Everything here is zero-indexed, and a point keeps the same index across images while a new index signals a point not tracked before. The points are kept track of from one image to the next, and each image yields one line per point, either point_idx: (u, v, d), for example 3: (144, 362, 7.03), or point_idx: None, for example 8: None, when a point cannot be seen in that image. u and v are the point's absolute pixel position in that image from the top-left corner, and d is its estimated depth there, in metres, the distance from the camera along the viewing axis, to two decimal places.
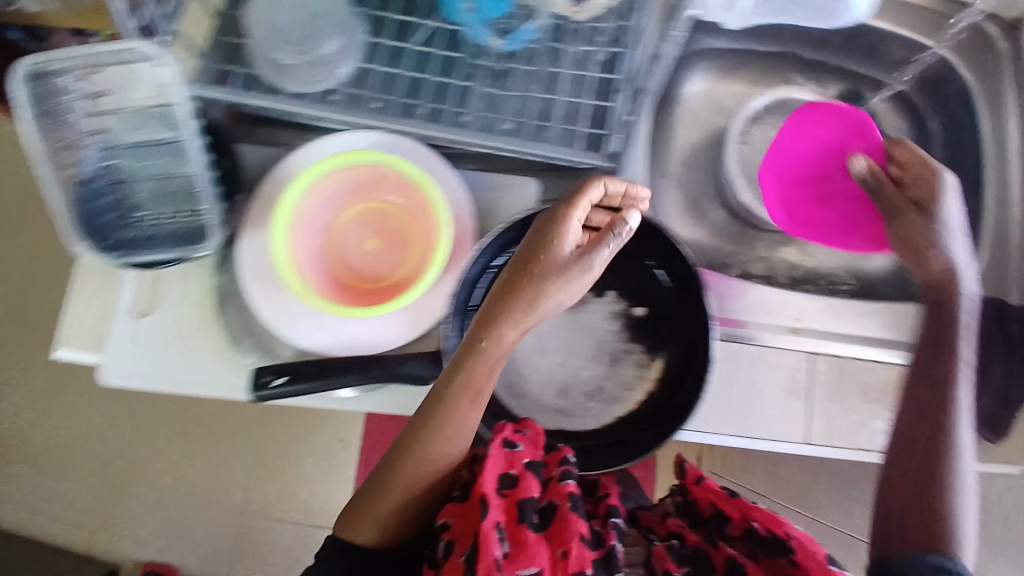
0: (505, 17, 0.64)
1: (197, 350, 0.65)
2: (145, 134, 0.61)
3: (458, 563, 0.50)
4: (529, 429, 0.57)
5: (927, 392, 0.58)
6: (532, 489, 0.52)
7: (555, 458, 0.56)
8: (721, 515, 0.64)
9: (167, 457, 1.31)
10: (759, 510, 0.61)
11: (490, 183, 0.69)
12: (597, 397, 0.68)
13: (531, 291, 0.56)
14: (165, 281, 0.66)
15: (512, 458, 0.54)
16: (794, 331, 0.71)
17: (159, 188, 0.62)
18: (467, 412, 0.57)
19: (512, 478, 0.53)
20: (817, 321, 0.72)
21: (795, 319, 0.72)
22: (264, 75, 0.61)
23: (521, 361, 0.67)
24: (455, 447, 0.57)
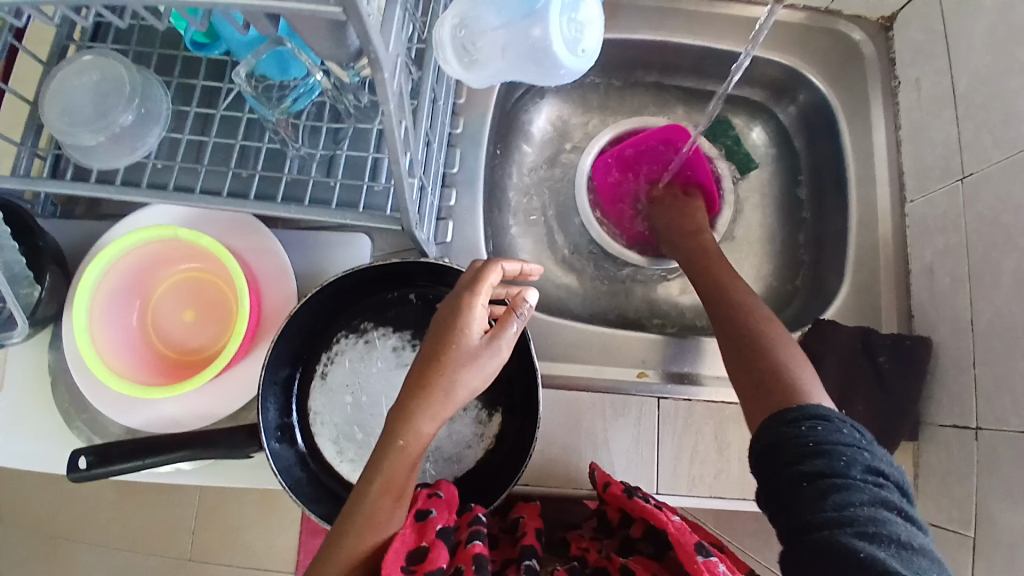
0: (273, 86, 0.63)
1: (38, 430, 0.65)
2: None
3: None
4: (442, 492, 0.54)
5: (746, 366, 0.57)
6: (440, 560, 0.47)
7: (464, 521, 0.55)
8: (627, 519, 0.60)
9: (105, 509, 1.29)
10: (653, 511, 0.54)
11: (322, 244, 0.69)
12: (432, 458, 0.63)
13: (434, 388, 0.52)
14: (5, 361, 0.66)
15: (422, 531, 0.50)
16: (638, 375, 0.70)
17: None
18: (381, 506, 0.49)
19: (420, 553, 0.48)
20: (666, 364, 0.70)
21: (641, 362, 0.71)
22: (71, 153, 0.63)
23: (353, 425, 0.65)
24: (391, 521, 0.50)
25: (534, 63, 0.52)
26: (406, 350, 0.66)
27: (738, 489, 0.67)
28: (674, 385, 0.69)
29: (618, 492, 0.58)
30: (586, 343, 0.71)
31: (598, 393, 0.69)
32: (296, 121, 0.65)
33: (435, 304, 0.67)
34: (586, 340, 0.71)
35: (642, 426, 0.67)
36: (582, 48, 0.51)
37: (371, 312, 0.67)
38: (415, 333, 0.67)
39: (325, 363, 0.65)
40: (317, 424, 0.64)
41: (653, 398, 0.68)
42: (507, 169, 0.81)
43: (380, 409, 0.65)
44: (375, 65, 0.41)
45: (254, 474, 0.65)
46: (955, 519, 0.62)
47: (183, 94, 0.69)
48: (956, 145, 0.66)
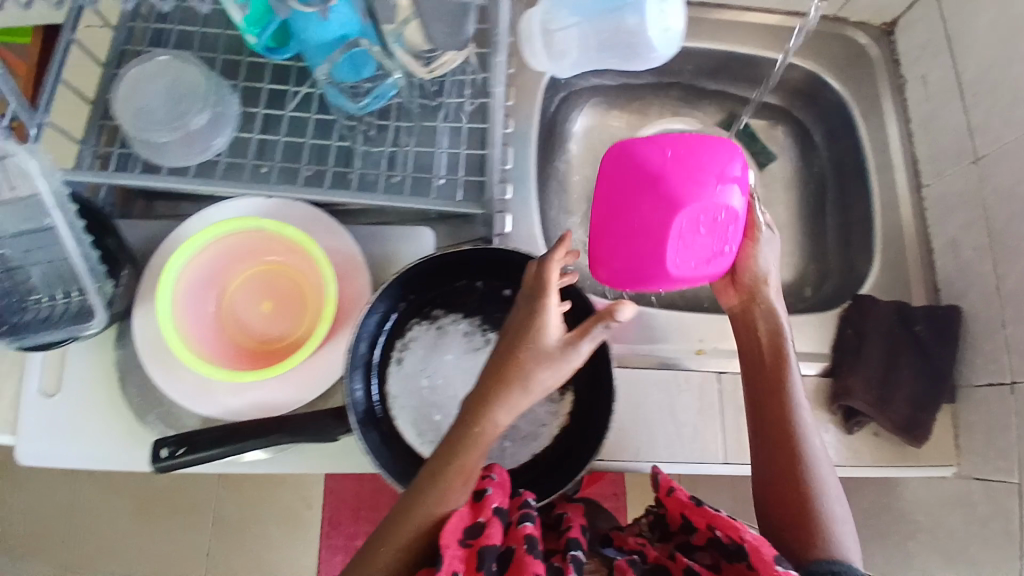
0: (354, 85, 0.65)
1: (111, 427, 0.64)
2: (20, 223, 0.60)
3: None
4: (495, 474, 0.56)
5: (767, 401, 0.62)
6: (495, 537, 0.50)
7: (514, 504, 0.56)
8: (689, 525, 0.61)
9: (123, 536, 1.26)
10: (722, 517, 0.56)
11: (384, 238, 0.70)
12: (511, 436, 0.65)
13: (512, 388, 0.52)
14: (71, 359, 0.66)
15: (480, 510, 0.52)
16: (697, 353, 0.73)
17: (51, 270, 0.62)
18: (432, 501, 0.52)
19: (476, 527, 0.51)
20: (723, 341, 0.73)
21: (699, 341, 0.73)
22: (145, 154, 0.64)
23: (430, 408, 0.66)
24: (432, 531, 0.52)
25: (622, 53, 0.57)
26: (477, 335, 0.68)
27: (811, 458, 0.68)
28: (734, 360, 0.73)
29: (681, 496, 0.60)
30: (646, 326, 0.74)
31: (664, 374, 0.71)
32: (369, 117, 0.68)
33: (501, 289, 0.69)
34: (646, 323, 0.74)
35: (704, 402, 0.71)
36: (668, 28, 0.56)
37: (441, 298, 0.69)
38: (484, 318, 0.68)
39: (400, 350, 0.67)
40: (394, 409, 0.65)
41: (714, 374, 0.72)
42: (551, 168, 0.85)
43: (455, 391, 0.66)
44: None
45: (325, 461, 0.64)
46: (1001, 468, 0.67)
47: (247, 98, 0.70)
48: (967, 131, 0.73)
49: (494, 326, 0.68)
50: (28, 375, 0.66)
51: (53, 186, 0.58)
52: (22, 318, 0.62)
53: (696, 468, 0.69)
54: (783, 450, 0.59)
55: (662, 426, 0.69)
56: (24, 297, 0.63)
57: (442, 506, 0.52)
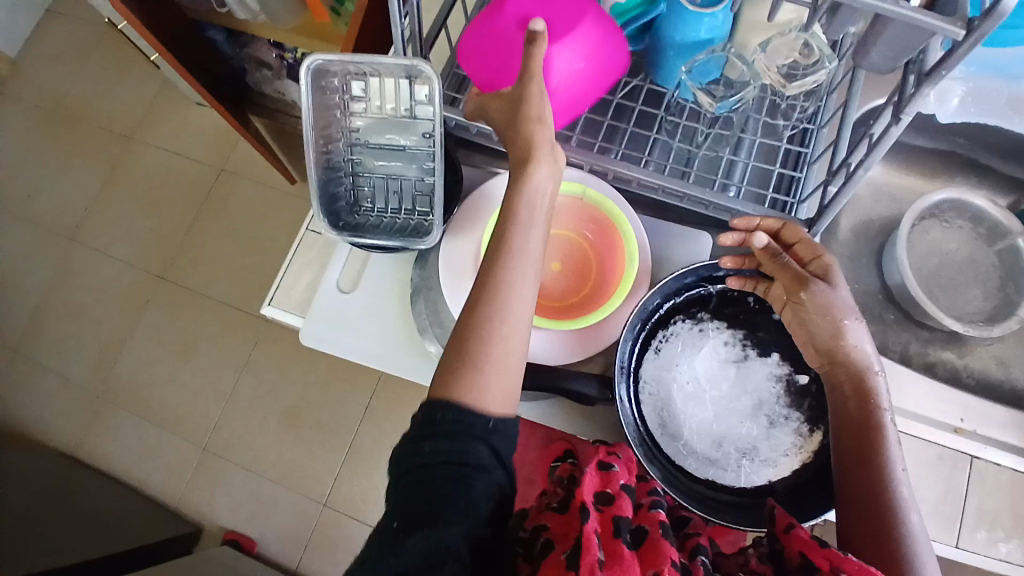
0: (713, 83, 0.67)
1: (389, 334, 0.71)
2: (387, 138, 0.68)
3: (558, 558, 0.48)
4: (621, 454, 0.60)
5: (856, 432, 0.56)
6: (626, 509, 0.51)
7: (643, 490, 0.58)
8: (808, 566, 0.50)
9: (266, 435, 1.36)
10: (849, 560, 0.48)
11: (668, 236, 0.74)
12: (750, 456, 0.67)
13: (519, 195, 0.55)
14: (370, 266, 0.73)
15: (607, 479, 0.54)
16: (955, 431, 0.71)
17: (387, 185, 0.70)
18: (506, 331, 0.51)
19: (609, 495, 0.52)
20: (983, 426, 0.71)
21: (959, 419, 0.71)
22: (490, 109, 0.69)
23: (677, 403, 0.69)
24: (500, 354, 0.51)
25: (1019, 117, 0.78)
26: (736, 348, 0.70)
27: (1008, 554, 0.72)
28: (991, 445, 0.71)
29: (806, 533, 0.52)
30: (915, 391, 0.71)
31: (912, 437, 0.70)
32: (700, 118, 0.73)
33: (771, 312, 0.71)
34: (917, 388, 0.72)
35: (950, 480, 0.70)
36: None
37: (711, 304, 0.71)
38: (747, 334, 0.71)
39: (660, 340, 0.70)
40: (645, 393, 0.69)
41: (966, 457, 0.71)
42: None
43: (706, 397, 0.69)
44: (923, 82, 0.44)
45: (574, 420, 0.71)
46: None
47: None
48: None
49: (755, 346, 0.70)
50: (329, 269, 0.74)
51: (429, 116, 0.66)
52: (356, 220, 0.70)
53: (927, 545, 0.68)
54: (868, 494, 0.54)
55: None
56: (356, 205, 0.71)
57: (513, 267, 0.53)
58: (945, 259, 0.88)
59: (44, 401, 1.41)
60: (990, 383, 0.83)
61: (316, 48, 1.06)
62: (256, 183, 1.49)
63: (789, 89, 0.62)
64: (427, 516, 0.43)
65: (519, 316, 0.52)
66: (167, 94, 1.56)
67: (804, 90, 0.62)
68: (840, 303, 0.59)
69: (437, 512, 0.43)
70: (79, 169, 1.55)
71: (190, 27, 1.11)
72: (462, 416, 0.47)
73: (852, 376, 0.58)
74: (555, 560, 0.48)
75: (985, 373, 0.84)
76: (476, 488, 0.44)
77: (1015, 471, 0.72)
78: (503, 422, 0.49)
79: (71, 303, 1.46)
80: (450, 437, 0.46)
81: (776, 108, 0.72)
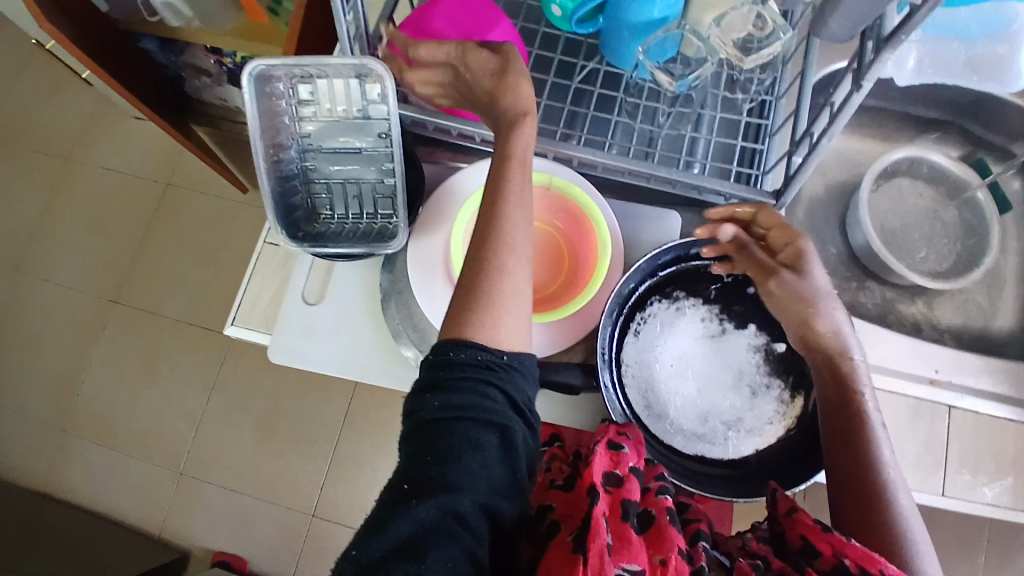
0: (670, 61, 0.68)
1: (362, 341, 0.69)
2: (340, 141, 0.66)
3: (566, 539, 0.47)
4: (631, 434, 0.58)
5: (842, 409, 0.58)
6: (635, 492, 0.51)
7: (650, 473, 0.56)
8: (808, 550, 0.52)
9: (245, 451, 1.32)
10: (852, 544, 0.48)
11: (638, 217, 0.74)
12: (736, 428, 0.67)
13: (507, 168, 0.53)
14: (336, 273, 0.71)
15: (616, 462, 0.53)
16: (931, 383, 0.74)
17: (345, 190, 0.67)
18: (504, 294, 0.49)
19: (617, 478, 0.52)
20: (955, 375, 0.74)
21: (933, 371, 0.74)
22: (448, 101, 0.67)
23: (660, 382, 0.69)
24: (506, 307, 0.49)
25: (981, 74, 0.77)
26: (713, 323, 0.71)
27: (993, 497, 0.73)
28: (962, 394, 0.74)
29: (810, 517, 0.53)
30: (887, 347, 0.75)
31: (890, 391, 0.72)
32: (662, 98, 0.73)
33: (744, 285, 0.71)
34: (888, 344, 0.75)
35: (928, 431, 0.72)
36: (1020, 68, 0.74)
37: (685, 282, 0.71)
38: (723, 308, 0.71)
39: (638, 321, 0.70)
40: (627, 376, 0.68)
41: (943, 406, 0.73)
42: None
43: (688, 376, 0.69)
44: (882, 47, 0.44)
45: (561, 409, 0.70)
46: None
47: (542, 66, 0.76)
48: None
49: (731, 320, 0.71)
50: (293, 280, 0.71)
51: (383, 115, 0.63)
52: (316, 229, 0.67)
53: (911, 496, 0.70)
54: (856, 469, 0.55)
55: None
56: (314, 212, 0.68)
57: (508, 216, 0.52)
58: (904, 214, 0.90)
59: (5, 440, 1.35)
60: (955, 330, 0.86)
61: (256, 50, 1.02)
62: (207, 194, 1.43)
63: (746, 63, 0.63)
64: (439, 477, 0.41)
65: (519, 271, 0.51)
66: (102, 108, 1.48)
67: (761, 63, 0.63)
68: (810, 285, 0.61)
69: (448, 468, 0.41)
70: (15, 193, 1.47)
71: (119, 36, 1.05)
72: (475, 353, 0.46)
73: (827, 354, 0.60)
74: (563, 540, 0.47)
75: (950, 322, 0.86)
76: (487, 444, 0.43)
77: (987, 414, 0.74)
78: (519, 359, 0.48)
79: (22, 335, 1.39)
80: (460, 389, 0.44)
81: (732, 82, 0.72)
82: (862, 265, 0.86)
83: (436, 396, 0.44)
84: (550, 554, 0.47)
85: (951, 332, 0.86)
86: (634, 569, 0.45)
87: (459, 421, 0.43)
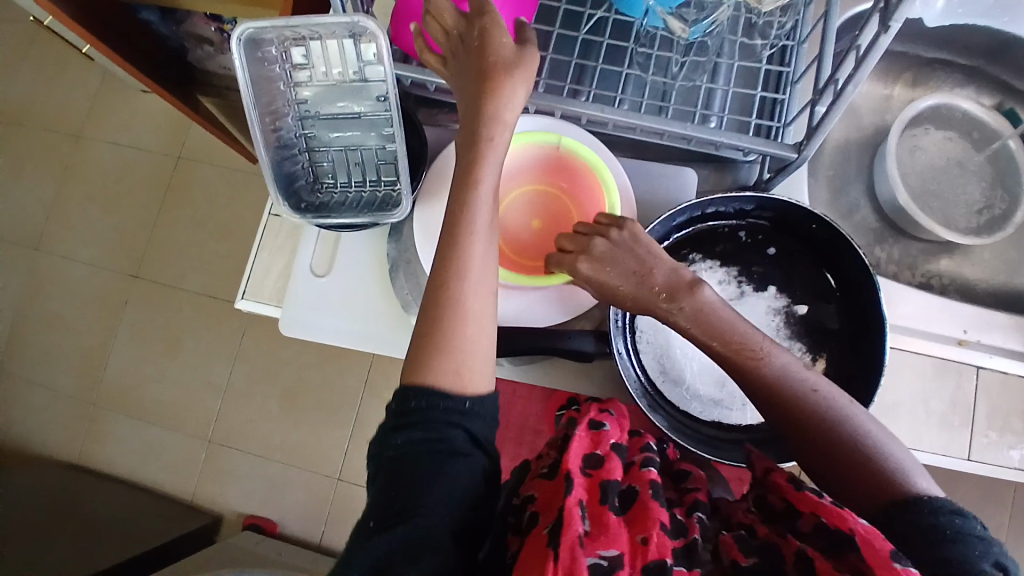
0: (684, 6, 0.64)
1: (373, 311, 0.68)
2: (339, 106, 0.64)
3: (542, 533, 0.45)
4: (613, 410, 0.57)
5: None
6: (615, 471, 0.49)
7: (636, 445, 0.55)
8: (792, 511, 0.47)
9: (269, 421, 1.35)
10: (830, 504, 0.44)
11: (651, 176, 0.71)
12: None
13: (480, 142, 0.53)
14: (344, 244, 0.69)
15: (597, 440, 0.52)
16: (958, 343, 0.71)
17: (347, 157, 0.66)
18: (473, 326, 0.50)
19: (597, 458, 0.50)
20: (985, 335, 0.71)
21: (962, 332, 0.71)
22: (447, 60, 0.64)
23: (676, 348, 0.67)
24: (470, 325, 0.50)
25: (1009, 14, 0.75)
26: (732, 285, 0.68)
27: (1020, 461, 0.69)
28: (990, 354, 0.71)
29: (788, 483, 0.48)
30: (910, 305, 0.71)
31: (915, 352, 0.70)
32: (676, 47, 0.68)
33: (764, 246, 0.68)
34: (911, 302, 0.72)
35: (956, 391, 0.69)
36: None
37: (702, 243, 0.68)
38: (742, 270, 0.68)
39: None
40: (641, 342, 0.67)
41: (973, 367, 0.70)
42: None
43: None
44: None
45: (574, 377, 0.69)
46: None
47: (548, 18, 0.72)
48: None
49: (750, 283, 0.68)
50: (300, 252, 0.70)
51: (381, 76, 0.61)
52: (319, 199, 0.66)
53: (933, 458, 0.68)
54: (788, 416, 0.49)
55: (909, 408, 0.68)
56: (317, 181, 0.67)
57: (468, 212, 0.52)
58: (933, 164, 0.85)
59: (41, 413, 1.40)
60: (988, 285, 0.82)
61: (255, 16, 0.99)
62: (218, 166, 1.43)
63: (765, 4, 0.61)
64: (400, 511, 0.42)
65: (483, 298, 0.51)
66: (109, 84, 1.47)
67: (781, 4, 0.61)
68: (625, 252, 0.55)
69: (408, 502, 0.42)
70: (32, 174, 1.48)
71: (118, 8, 1.03)
72: (435, 400, 0.46)
73: (635, 298, 0.54)
74: (539, 534, 0.46)
75: (984, 276, 0.82)
76: (449, 473, 0.43)
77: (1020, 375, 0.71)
78: (480, 402, 0.48)
79: (49, 314, 1.43)
80: (423, 426, 0.45)
81: (751, 26, 0.68)
82: (890, 220, 0.82)
83: (399, 434, 0.45)
84: (529, 550, 0.45)
85: (985, 287, 0.82)
86: (611, 555, 0.43)
87: (422, 451, 0.44)
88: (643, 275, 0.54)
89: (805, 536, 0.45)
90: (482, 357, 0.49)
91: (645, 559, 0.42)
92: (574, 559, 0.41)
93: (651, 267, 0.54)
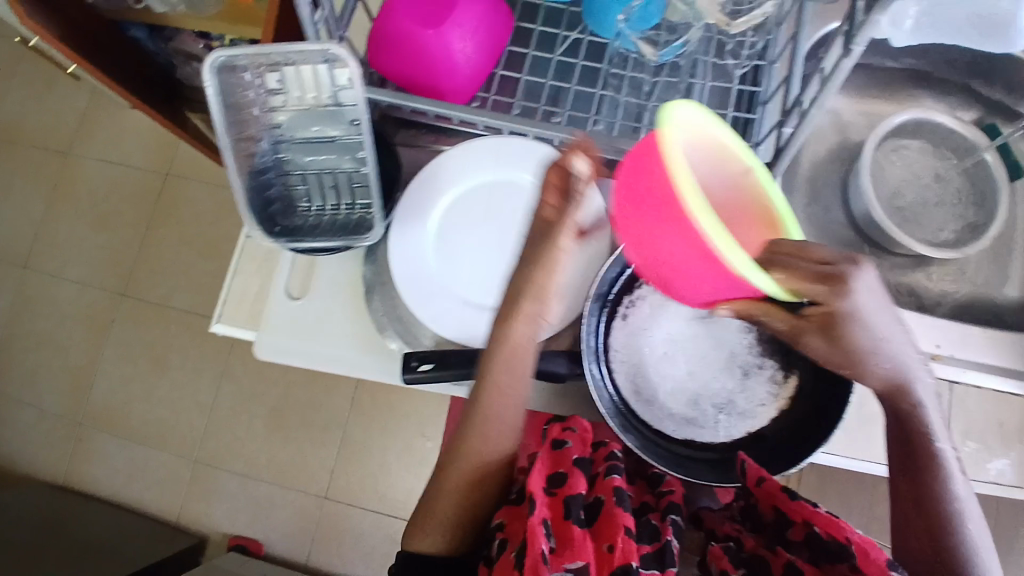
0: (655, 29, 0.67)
1: (348, 335, 0.68)
2: (313, 130, 0.65)
3: (509, 558, 0.52)
4: (576, 428, 0.62)
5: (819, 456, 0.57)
6: (578, 486, 0.55)
7: (601, 456, 0.62)
8: (756, 523, 0.61)
9: (256, 439, 1.34)
10: (820, 514, 0.54)
11: None
12: (727, 411, 0.66)
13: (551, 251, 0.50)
14: (319, 268, 0.70)
15: (559, 459, 0.59)
16: (933, 358, 0.71)
17: (321, 181, 0.66)
18: (499, 405, 0.56)
19: (561, 478, 0.56)
20: (958, 350, 0.72)
21: (935, 346, 0.72)
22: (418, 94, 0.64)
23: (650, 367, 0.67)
24: (495, 406, 0.56)
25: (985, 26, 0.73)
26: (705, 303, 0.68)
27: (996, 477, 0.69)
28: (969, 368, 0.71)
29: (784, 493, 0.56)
30: None
31: None
32: (646, 67, 0.69)
33: None
34: None
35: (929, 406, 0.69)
36: None
37: None
38: None
39: (626, 306, 0.68)
40: (615, 362, 0.67)
41: (948, 383, 0.70)
42: None
43: (679, 360, 0.67)
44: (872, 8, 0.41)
45: (550, 396, 0.70)
46: None
47: (520, 39, 0.72)
48: None
49: None
50: (277, 276, 0.70)
51: (354, 102, 0.62)
52: (294, 223, 0.66)
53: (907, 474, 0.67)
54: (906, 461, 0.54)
55: (881, 424, 0.68)
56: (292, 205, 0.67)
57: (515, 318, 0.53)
58: (908, 180, 0.86)
59: (26, 435, 1.39)
60: (962, 300, 0.83)
61: (240, 36, 1.00)
62: (207, 184, 1.43)
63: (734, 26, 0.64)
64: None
65: (513, 378, 0.55)
66: (98, 102, 1.48)
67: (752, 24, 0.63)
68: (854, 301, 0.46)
69: None
70: (20, 191, 1.48)
71: (105, 28, 1.04)
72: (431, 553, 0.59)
73: (848, 361, 0.51)
74: (508, 561, 0.52)
75: (958, 292, 0.83)
76: None
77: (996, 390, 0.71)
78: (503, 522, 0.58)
79: (35, 332, 1.42)
80: None
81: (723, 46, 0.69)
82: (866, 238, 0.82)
83: None
84: (498, 573, 0.52)
85: (959, 302, 0.83)
86: (576, 567, 0.50)
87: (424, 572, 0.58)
88: (876, 349, 0.50)
89: (798, 541, 0.56)
90: (511, 402, 0.56)
91: (613, 565, 0.50)
92: (540, 570, 0.48)
93: (884, 349, 0.51)
